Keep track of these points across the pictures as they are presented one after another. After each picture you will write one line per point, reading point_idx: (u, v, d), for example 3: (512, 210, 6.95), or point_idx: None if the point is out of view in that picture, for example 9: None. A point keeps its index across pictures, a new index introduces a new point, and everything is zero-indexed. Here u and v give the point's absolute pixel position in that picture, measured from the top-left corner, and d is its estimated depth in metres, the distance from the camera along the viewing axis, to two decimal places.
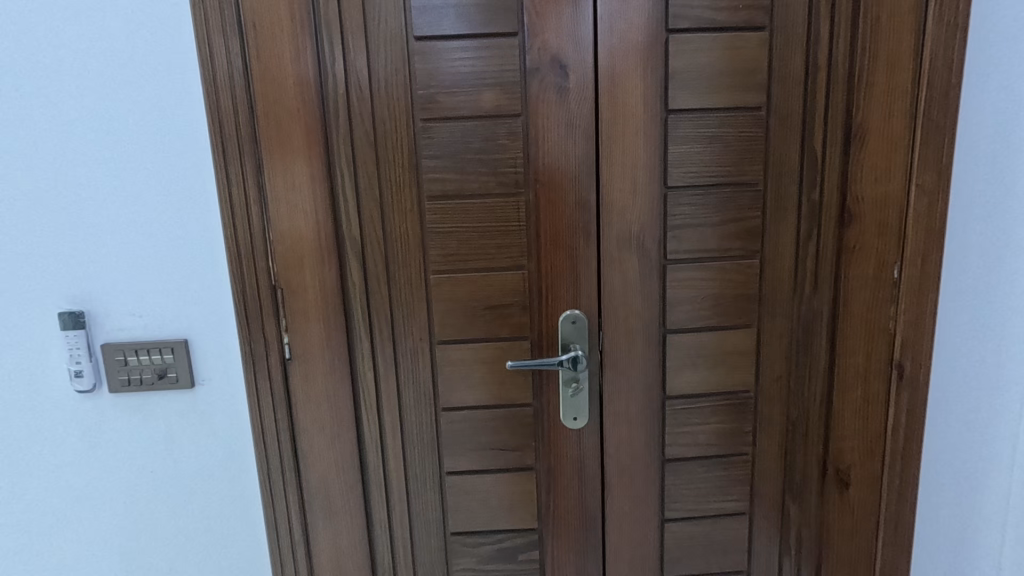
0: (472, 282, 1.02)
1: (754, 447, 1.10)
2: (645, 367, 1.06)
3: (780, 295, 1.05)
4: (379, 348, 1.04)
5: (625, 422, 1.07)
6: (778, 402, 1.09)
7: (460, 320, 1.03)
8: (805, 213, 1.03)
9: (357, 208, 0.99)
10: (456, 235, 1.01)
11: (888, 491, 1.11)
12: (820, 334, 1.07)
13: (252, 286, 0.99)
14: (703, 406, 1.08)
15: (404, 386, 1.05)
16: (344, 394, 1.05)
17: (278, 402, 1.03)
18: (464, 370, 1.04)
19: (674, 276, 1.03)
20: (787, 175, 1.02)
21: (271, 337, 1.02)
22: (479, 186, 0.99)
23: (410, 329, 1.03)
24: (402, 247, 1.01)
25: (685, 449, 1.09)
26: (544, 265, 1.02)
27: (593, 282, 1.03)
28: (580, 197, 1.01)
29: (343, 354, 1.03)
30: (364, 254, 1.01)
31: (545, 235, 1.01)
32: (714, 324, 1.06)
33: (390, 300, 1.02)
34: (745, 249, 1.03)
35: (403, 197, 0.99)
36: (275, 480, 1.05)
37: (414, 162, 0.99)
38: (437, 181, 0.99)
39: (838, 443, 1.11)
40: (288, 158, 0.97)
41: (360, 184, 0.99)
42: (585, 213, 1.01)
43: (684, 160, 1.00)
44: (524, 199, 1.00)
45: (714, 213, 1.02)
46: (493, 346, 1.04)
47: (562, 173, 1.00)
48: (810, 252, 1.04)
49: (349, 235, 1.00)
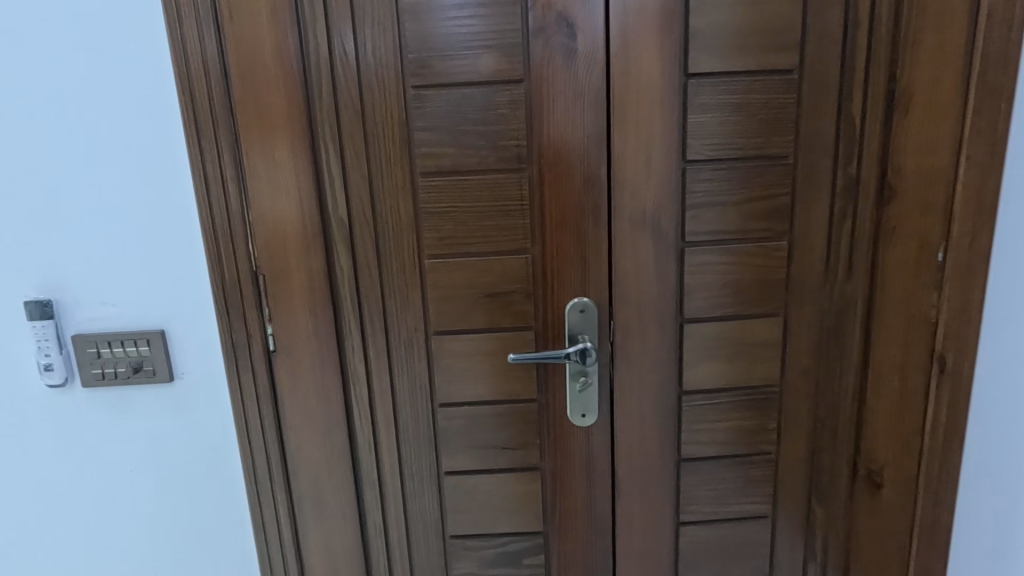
0: (471, 268, 0.93)
1: (778, 446, 1.02)
2: (660, 359, 0.97)
3: (809, 281, 0.95)
4: (371, 339, 0.96)
5: (638, 420, 0.99)
6: (805, 397, 1.00)
7: (457, 309, 0.95)
8: (839, 190, 0.93)
9: (345, 187, 0.91)
10: (453, 217, 0.92)
11: (924, 494, 1.02)
12: (853, 324, 0.97)
13: (232, 273, 0.92)
14: (723, 402, 0.99)
15: (398, 381, 0.97)
16: (334, 390, 0.97)
17: (263, 398, 0.96)
18: (463, 363, 0.96)
19: (693, 260, 0.93)
20: (821, 147, 0.91)
21: (254, 328, 0.94)
22: (478, 161, 0.90)
23: (403, 319, 0.95)
24: (394, 229, 0.92)
25: (703, 448, 1.01)
26: (550, 249, 0.93)
27: (604, 267, 0.94)
28: (589, 173, 0.91)
29: (332, 347, 0.95)
30: (353, 238, 0.92)
31: (551, 216, 0.92)
32: (737, 313, 0.96)
33: (381, 288, 0.94)
34: (773, 230, 0.93)
35: (394, 174, 0.90)
36: (261, 479, 0.98)
37: (406, 135, 0.89)
38: (431, 157, 0.90)
39: (870, 441, 1.02)
40: (268, 132, 0.88)
41: (346, 161, 0.90)
42: (595, 192, 0.92)
43: (706, 131, 0.90)
44: (527, 176, 0.91)
45: (738, 190, 0.92)
46: (494, 337, 0.96)
47: (569, 147, 0.90)
48: (843, 233, 0.94)
49: (336, 217, 0.92)
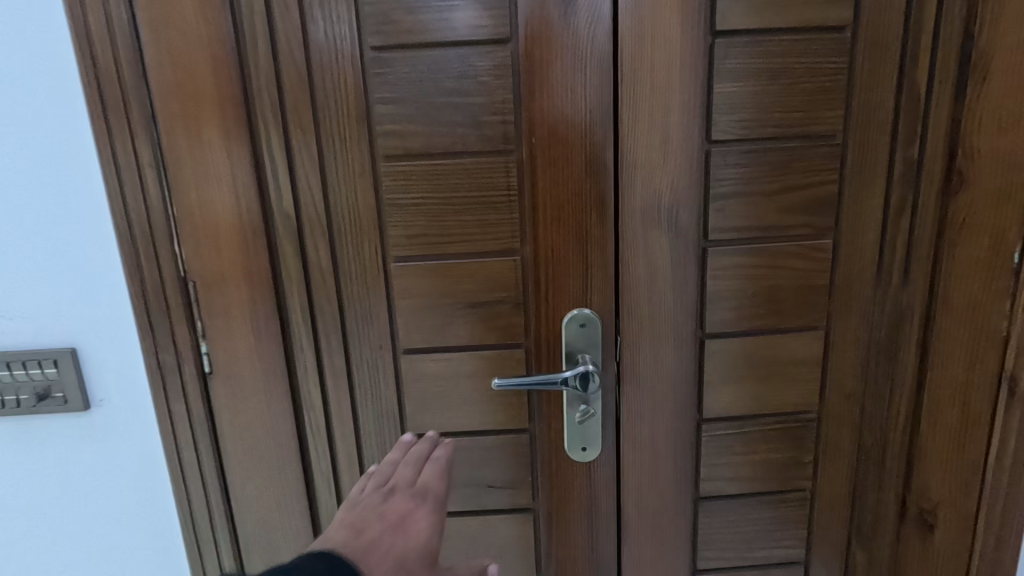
0: (447, 272, 0.77)
1: (814, 481, 0.86)
2: (676, 382, 0.81)
3: (858, 287, 0.79)
4: (327, 359, 0.79)
5: (648, 453, 0.83)
6: (847, 426, 0.84)
7: (432, 323, 0.78)
8: (896, 177, 0.76)
9: (290, 175, 0.73)
10: (423, 211, 0.75)
11: (986, 539, 0.86)
12: (909, 338, 0.81)
13: (154, 279, 0.75)
14: (751, 432, 0.83)
15: (362, 408, 0.81)
16: (285, 419, 0.81)
17: (199, 429, 0.80)
18: (439, 386, 0.80)
19: (718, 263, 0.77)
20: (878, 124, 0.74)
21: (184, 345, 0.77)
22: (454, 142, 0.73)
23: (366, 334, 0.79)
24: (352, 226, 0.75)
25: (726, 485, 0.85)
26: (543, 249, 0.76)
27: (609, 272, 0.77)
28: (591, 157, 0.74)
29: (281, 368, 0.79)
30: (302, 237, 0.75)
31: (544, 209, 0.75)
32: (770, 327, 0.79)
33: (338, 297, 0.77)
34: (815, 226, 0.76)
35: (350, 158, 0.73)
36: (200, 523, 0.83)
37: (364, 110, 0.72)
38: (396, 136, 0.73)
39: (923, 476, 0.86)
40: (193, 106, 0.71)
41: (291, 142, 0.73)
42: (598, 180, 0.75)
43: (736, 104, 0.73)
44: (514, 161, 0.74)
45: (774, 177, 0.75)
46: (477, 357, 0.79)
47: (566, 124, 0.73)
48: (900, 230, 0.77)
49: (281, 211, 0.74)
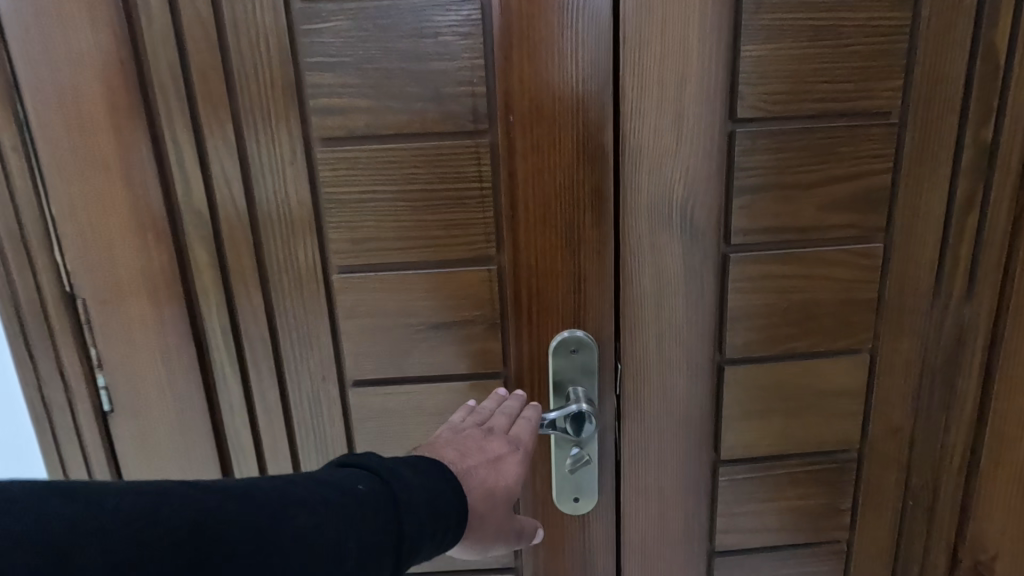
0: (404, 287, 0.61)
1: (850, 530, 0.72)
2: (688, 418, 0.66)
3: (912, 302, 0.64)
4: (258, 392, 0.65)
5: (654, 501, 0.69)
6: (892, 466, 0.69)
7: (387, 349, 0.63)
8: (965, 165, 0.61)
9: (200, 164, 0.58)
10: (372, 209, 0.59)
11: None
12: (971, 363, 0.66)
13: (33, 296, 0.59)
14: (777, 476, 0.69)
15: (303, 450, 0.67)
16: (209, 465, 0.66)
17: (101, 478, 0.65)
18: (399, 425, 0.66)
19: (742, 273, 0.62)
20: (944, 98, 0.59)
21: (77, 376, 0.62)
22: (408, 121, 0.57)
23: (306, 361, 0.64)
24: (282, 227, 0.60)
25: (746, 538, 0.71)
26: (524, 255, 0.61)
27: (607, 284, 0.62)
28: (584, 139, 0.58)
29: (201, 404, 0.64)
30: (220, 242, 0.60)
31: (525, 206, 0.60)
32: (803, 350, 0.65)
33: (269, 316, 0.62)
34: (862, 227, 0.61)
35: (276, 141, 0.57)
36: None
37: (292, 80, 0.56)
38: (334, 113, 0.57)
39: (980, 524, 0.72)
40: (71, 73, 0.55)
41: (200, 121, 0.57)
42: (593, 169, 0.59)
43: (768, 72, 0.57)
44: (486, 143, 0.58)
45: (813, 166, 0.59)
46: (444, 390, 0.64)
47: (551, 98, 0.57)
48: (967, 231, 0.62)
49: (191, 210, 0.59)
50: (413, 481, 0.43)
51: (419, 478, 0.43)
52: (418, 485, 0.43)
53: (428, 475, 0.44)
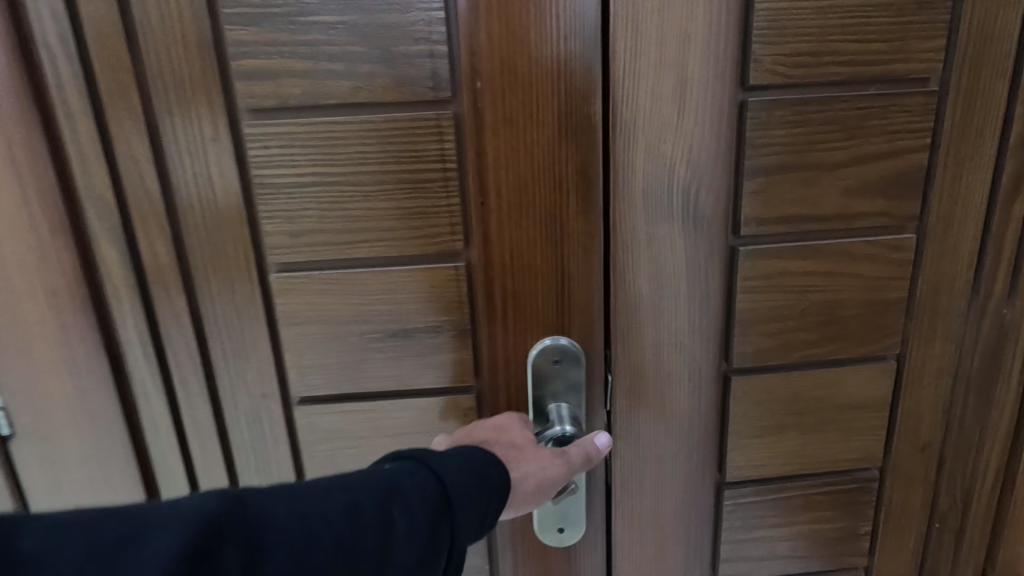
0: (355, 286, 0.52)
1: (871, 555, 0.64)
2: (689, 435, 0.58)
3: (946, 301, 0.56)
4: (187, 411, 0.55)
5: (649, 528, 0.61)
6: (919, 484, 0.61)
7: (339, 359, 0.54)
8: (1014, 140, 0.52)
9: (102, 142, 0.48)
10: (314, 194, 0.50)
11: None
12: (1011, 370, 0.58)
13: None
14: (788, 499, 0.61)
15: (243, 476, 0.58)
16: (133, 493, 0.57)
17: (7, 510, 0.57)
18: (355, 446, 0.57)
19: (753, 270, 0.53)
20: (991, 61, 0.49)
21: None
22: (354, 88, 0.47)
23: (241, 374, 0.55)
24: (207, 218, 0.51)
25: (752, 567, 0.63)
26: (498, 249, 0.52)
27: (595, 283, 0.53)
28: (567, 109, 0.49)
29: (119, 425, 0.55)
30: (131, 235, 0.51)
31: (498, 192, 0.50)
32: (822, 357, 0.56)
33: (196, 323, 0.53)
34: (892, 215, 0.53)
35: (192, 115, 0.48)
36: None
37: (210, 37, 0.46)
38: (264, 78, 0.47)
39: (1013, 547, 0.64)
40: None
41: (100, 90, 0.47)
42: (578, 147, 0.50)
43: (787, 29, 0.47)
44: (449, 115, 0.48)
45: (838, 143, 0.50)
46: (407, 406, 0.56)
47: (527, 60, 0.48)
48: (1012, 217, 0.54)
49: (95, 197, 0.49)
50: (450, 457, 0.42)
51: (464, 465, 0.42)
52: (462, 469, 0.41)
53: (462, 451, 0.43)
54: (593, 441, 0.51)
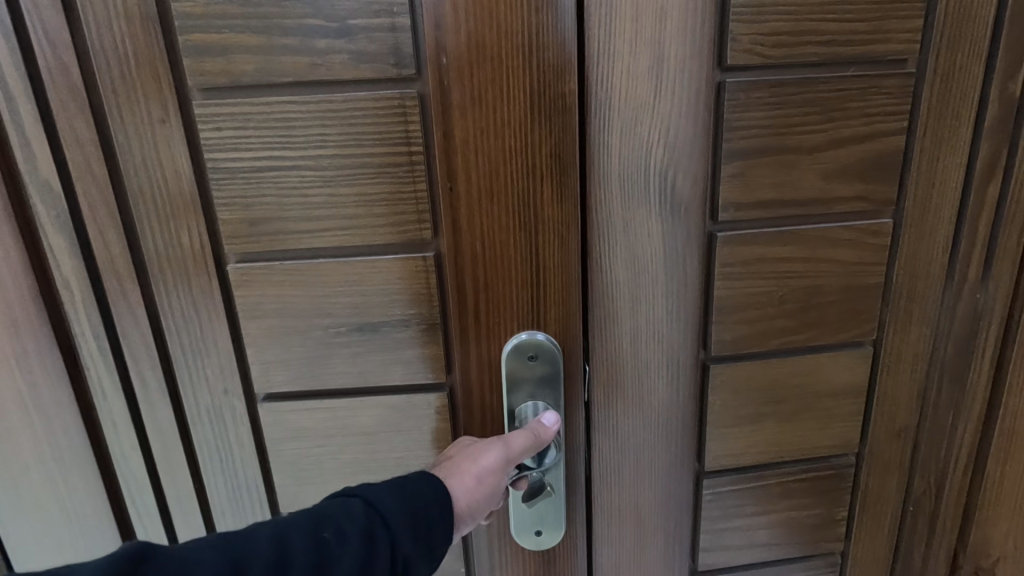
0: (319, 278, 0.50)
1: (847, 540, 0.64)
2: (669, 426, 0.57)
3: (922, 286, 0.55)
4: (147, 410, 0.53)
5: (629, 521, 0.60)
6: (894, 469, 0.62)
7: (303, 353, 0.52)
8: (989, 124, 0.51)
9: (47, 127, 0.46)
10: (271, 180, 0.48)
11: None
12: (983, 354, 0.58)
13: None
14: (766, 486, 0.60)
15: (208, 478, 0.55)
16: (92, 496, 0.55)
17: None
18: (324, 444, 0.55)
19: (731, 255, 0.51)
20: (968, 44, 0.49)
21: None
22: (310, 67, 0.46)
23: (201, 367, 0.52)
24: (159, 204, 0.48)
25: (732, 556, 0.62)
26: (470, 239, 0.50)
27: (573, 271, 0.51)
28: (540, 91, 0.47)
29: (77, 426, 0.53)
30: (81, 225, 0.48)
31: (469, 176, 0.48)
32: (799, 344, 0.56)
33: (153, 318, 0.51)
34: (870, 200, 0.52)
35: (142, 95, 0.46)
36: None
37: (156, 11, 0.44)
38: (214, 53, 0.45)
39: (985, 526, 0.65)
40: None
41: (42, 69, 0.45)
42: (552, 127, 0.48)
43: (766, 8, 0.46)
44: (416, 97, 0.46)
45: (817, 126, 0.49)
46: (376, 403, 0.54)
47: (497, 34, 0.46)
48: (986, 202, 0.54)
49: (43, 186, 0.47)
50: (386, 491, 0.43)
51: (396, 486, 0.44)
52: (397, 493, 0.43)
53: (400, 483, 0.44)
54: (536, 419, 0.52)
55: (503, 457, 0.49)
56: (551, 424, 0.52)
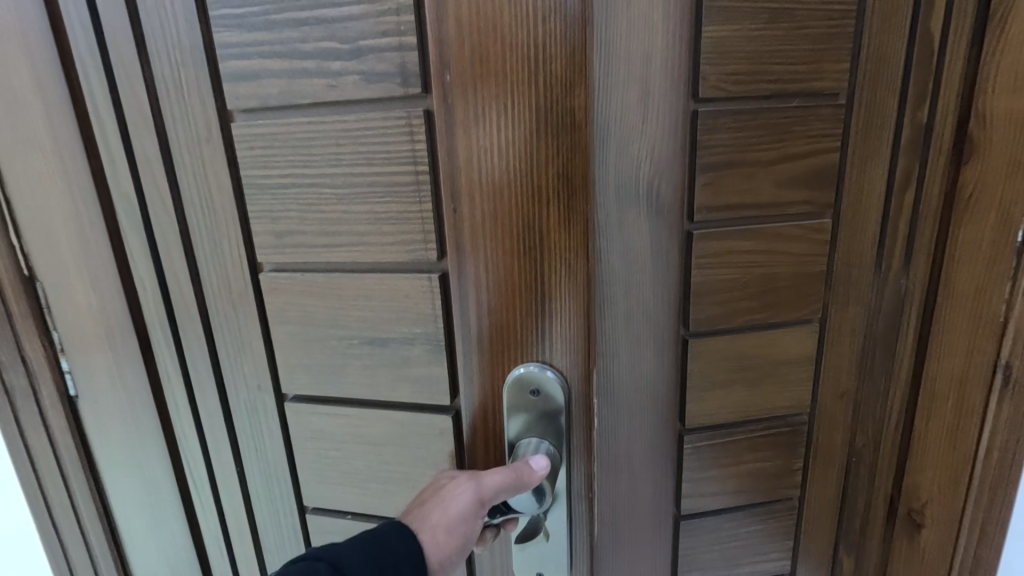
0: (335, 294, 0.62)
1: (803, 488, 0.77)
2: (653, 390, 0.69)
3: (857, 273, 0.69)
4: (196, 385, 0.67)
5: (622, 474, 0.71)
6: (839, 426, 0.75)
7: (321, 360, 0.64)
8: (903, 144, 0.65)
9: (134, 165, 0.61)
10: (292, 196, 0.59)
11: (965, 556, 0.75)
12: (907, 330, 0.72)
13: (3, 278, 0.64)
14: (735, 441, 0.73)
15: (245, 450, 0.69)
16: (157, 452, 0.70)
17: (65, 451, 0.70)
18: (338, 434, 0.66)
19: (703, 249, 0.64)
20: (887, 81, 0.62)
21: (40, 360, 0.66)
22: (331, 87, 0.55)
23: (237, 356, 0.65)
24: (207, 221, 0.61)
25: (708, 501, 0.74)
26: (483, 263, 0.55)
27: (580, 278, 0.55)
28: (544, 128, 0.51)
29: (152, 391, 0.68)
30: (154, 242, 0.63)
31: (484, 188, 0.54)
32: (760, 321, 0.68)
33: (203, 318, 0.64)
34: (815, 203, 0.65)
35: (196, 137, 0.59)
36: (77, 557, 0.74)
37: (207, 72, 0.57)
38: (248, 78, 0.57)
39: (911, 471, 0.77)
40: (14, 80, 0.59)
41: (129, 118, 0.59)
42: (562, 139, 0.52)
43: (727, 54, 0.59)
44: (426, 129, 0.54)
45: (770, 146, 0.62)
46: (379, 416, 0.65)
47: (514, 53, 0.50)
48: (903, 207, 0.67)
49: (133, 210, 0.62)
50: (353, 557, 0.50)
51: (363, 548, 0.51)
52: (362, 557, 0.50)
53: (368, 545, 0.51)
54: (527, 460, 0.57)
55: (476, 499, 0.56)
56: (539, 468, 0.57)
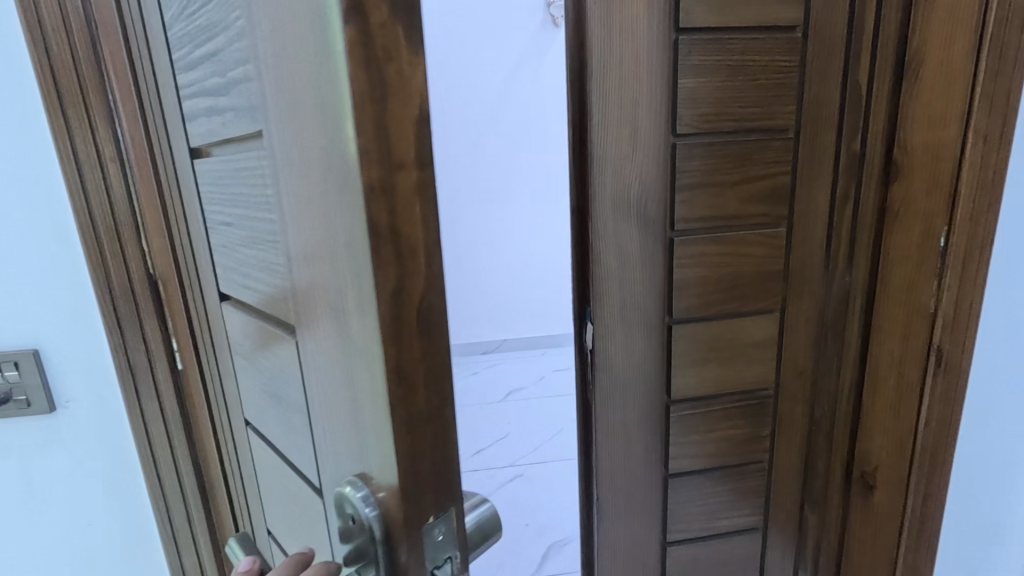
0: (255, 342, 0.47)
1: (772, 452, 0.94)
2: (644, 367, 0.85)
3: (808, 273, 0.85)
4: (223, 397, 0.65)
5: (619, 438, 0.87)
6: (801, 401, 0.92)
7: (261, 406, 0.51)
8: (841, 167, 0.81)
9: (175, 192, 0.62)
10: (222, 228, 0.48)
11: (913, 510, 0.86)
12: (852, 320, 0.85)
13: (122, 276, 0.71)
14: (712, 412, 0.90)
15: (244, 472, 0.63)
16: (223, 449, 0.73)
17: (176, 432, 0.78)
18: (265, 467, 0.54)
19: (683, 253, 0.81)
20: (825, 118, 0.79)
21: (157, 348, 0.74)
22: (222, 124, 0.41)
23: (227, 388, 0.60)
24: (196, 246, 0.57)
25: (691, 462, 0.91)
26: (310, 333, 0.36)
27: (424, 447, 0.32)
28: (328, 137, 0.28)
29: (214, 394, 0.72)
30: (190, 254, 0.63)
31: (298, 228, 0.34)
32: (730, 311, 0.85)
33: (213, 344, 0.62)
34: (769, 216, 0.83)
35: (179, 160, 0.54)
36: (180, 525, 0.83)
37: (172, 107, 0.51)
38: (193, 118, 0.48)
39: (863, 440, 0.88)
40: (122, 91, 0.64)
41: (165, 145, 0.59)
42: (356, 214, 0.28)
43: (700, 100, 0.76)
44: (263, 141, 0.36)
45: (733, 171, 0.80)
46: (287, 478, 0.48)
47: (296, 68, 0.29)
48: (845, 218, 0.82)
49: (179, 218, 0.62)
50: None
51: None
52: None
53: None
54: None
55: None
56: None
